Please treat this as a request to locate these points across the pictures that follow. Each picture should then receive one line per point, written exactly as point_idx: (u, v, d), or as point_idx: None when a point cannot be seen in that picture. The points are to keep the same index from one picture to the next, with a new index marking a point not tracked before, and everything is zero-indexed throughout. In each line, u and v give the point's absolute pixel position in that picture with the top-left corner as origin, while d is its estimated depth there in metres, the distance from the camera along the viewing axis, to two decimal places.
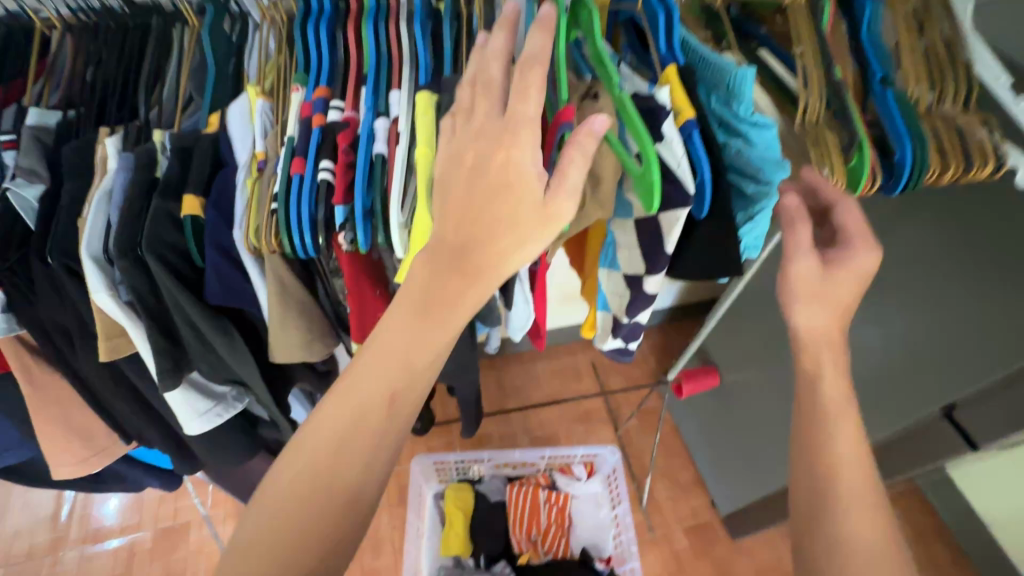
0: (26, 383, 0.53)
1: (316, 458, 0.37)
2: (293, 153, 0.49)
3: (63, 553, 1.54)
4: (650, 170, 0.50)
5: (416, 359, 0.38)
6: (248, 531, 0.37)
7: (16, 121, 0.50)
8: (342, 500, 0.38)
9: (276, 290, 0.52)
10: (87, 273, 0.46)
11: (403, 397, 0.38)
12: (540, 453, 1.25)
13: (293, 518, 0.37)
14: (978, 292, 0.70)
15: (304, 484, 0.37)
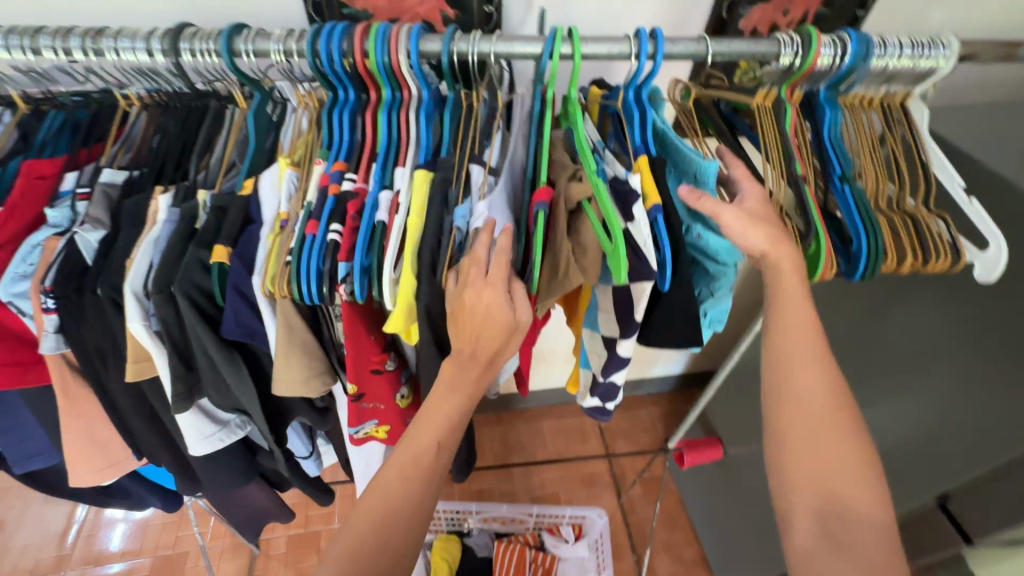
0: (62, 396, 0.61)
1: (390, 487, 0.53)
2: (309, 216, 0.58)
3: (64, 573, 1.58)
4: (616, 243, 0.56)
5: (450, 415, 0.56)
6: (341, 544, 0.52)
7: (91, 177, 0.61)
8: (411, 517, 0.53)
9: (284, 329, 0.60)
10: (127, 305, 0.55)
11: (445, 442, 0.55)
12: (527, 510, 1.29)
13: (388, 537, 0.52)
14: (957, 380, 0.72)
15: (383, 509, 0.52)
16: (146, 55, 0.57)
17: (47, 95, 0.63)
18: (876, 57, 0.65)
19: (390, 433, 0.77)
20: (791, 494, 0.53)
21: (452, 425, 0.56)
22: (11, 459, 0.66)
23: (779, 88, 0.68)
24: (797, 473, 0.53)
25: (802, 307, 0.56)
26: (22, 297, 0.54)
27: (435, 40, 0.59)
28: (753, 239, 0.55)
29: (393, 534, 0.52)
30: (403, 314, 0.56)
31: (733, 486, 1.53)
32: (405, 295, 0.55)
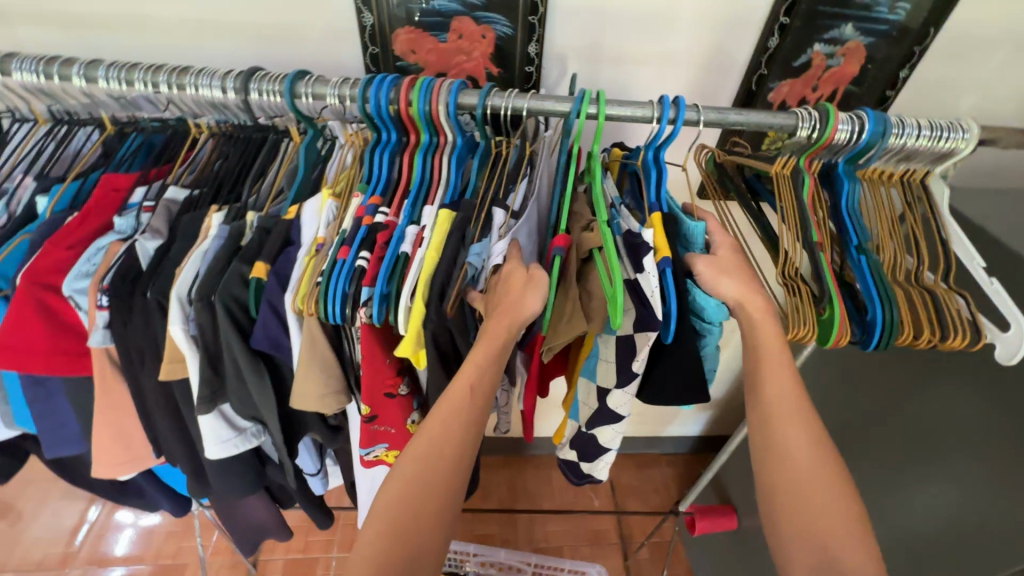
0: (99, 389, 0.66)
1: (430, 444, 0.52)
2: (342, 242, 0.63)
3: (68, 570, 1.61)
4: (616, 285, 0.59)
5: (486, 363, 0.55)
6: (386, 501, 0.50)
7: (156, 193, 0.68)
8: (449, 470, 0.52)
9: (306, 344, 0.63)
10: (171, 308, 0.60)
11: (479, 386, 0.55)
12: (526, 559, 1.25)
13: (429, 487, 0.51)
14: (984, 463, 0.69)
15: (422, 461, 0.51)
16: (219, 92, 0.64)
17: (131, 119, 0.72)
18: (893, 135, 0.67)
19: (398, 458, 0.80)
20: (802, 564, 0.51)
21: (485, 371, 0.55)
22: (44, 443, 0.71)
23: (797, 159, 0.71)
24: (809, 541, 0.51)
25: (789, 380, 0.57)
26: (81, 294, 0.60)
27: (472, 94, 0.65)
28: (723, 287, 0.62)
29: (440, 481, 0.51)
30: (412, 339, 0.60)
31: (747, 560, 1.45)
32: (416, 323, 0.59)
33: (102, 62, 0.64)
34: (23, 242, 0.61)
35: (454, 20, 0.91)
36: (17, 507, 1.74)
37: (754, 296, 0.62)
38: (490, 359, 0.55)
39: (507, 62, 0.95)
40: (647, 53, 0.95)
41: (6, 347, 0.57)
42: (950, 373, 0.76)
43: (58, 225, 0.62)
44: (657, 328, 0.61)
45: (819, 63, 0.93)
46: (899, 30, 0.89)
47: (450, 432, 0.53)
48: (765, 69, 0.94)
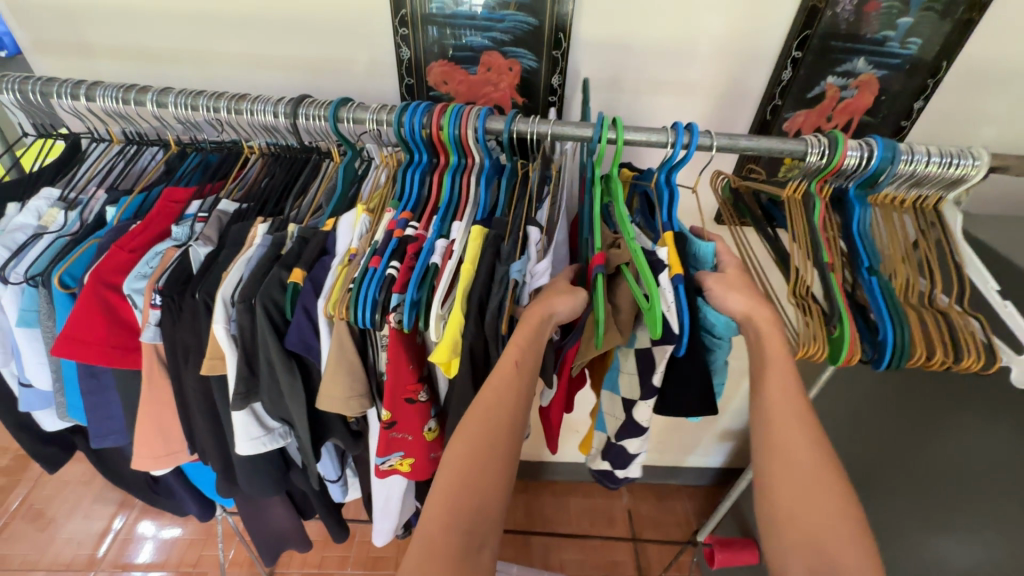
0: (146, 383, 0.72)
1: (485, 412, 0.59)
2: (374, 252, 0.68)
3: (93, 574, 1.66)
4: (655, 304, 0.60)
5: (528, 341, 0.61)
6: (452, 463, 0.57)
7: (209, 205, 0.75)
8: (507, 431, 0.59)
9: (336, 346, 0.68)
10: (216, 309, 0.66)
11: (523, 362, 0.60)
12: None
13: (491, 447, 0.58)
14: None
15: (482, 426, 0.58)
16: (272, 116, 0.72)
17: (192, 141, 0.80)
18: (902, 161, 0.69)
19: (413, 467, 0.83)
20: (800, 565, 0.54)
21: (529, 347, 0.61)
22: (92, 434, 0.77)
23: (809, 183, 0.73)
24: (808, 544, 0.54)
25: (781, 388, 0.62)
26: (138, 293, 0.66)
27: (498, 120, 0.70)
28: (732, 302, 0.65)
29: (500, 441, 0.58)
30: (448, 345, 0.64)
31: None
32: (453, 332, 0.63)
33: (172, 90, 0.72)
34: (92, 246, 0.68)
35: (483, 54, 0.98)
36: (49, 513, 1.81)
37: (759, 308, 0.65)
38: (530, 337, 0.61)
39: (532, 92, 1.02)
40: (664, 85, 1.01)
41: (73, 339, 0.64)
42: None
43: (123, 231, 0.69)
44: (677, 343, 0.65)
45: (832, 95, 0.97)
46: (912, 64, 0.92)
47: (502, 398, 0.59)
48: (779, 100, 0.98)
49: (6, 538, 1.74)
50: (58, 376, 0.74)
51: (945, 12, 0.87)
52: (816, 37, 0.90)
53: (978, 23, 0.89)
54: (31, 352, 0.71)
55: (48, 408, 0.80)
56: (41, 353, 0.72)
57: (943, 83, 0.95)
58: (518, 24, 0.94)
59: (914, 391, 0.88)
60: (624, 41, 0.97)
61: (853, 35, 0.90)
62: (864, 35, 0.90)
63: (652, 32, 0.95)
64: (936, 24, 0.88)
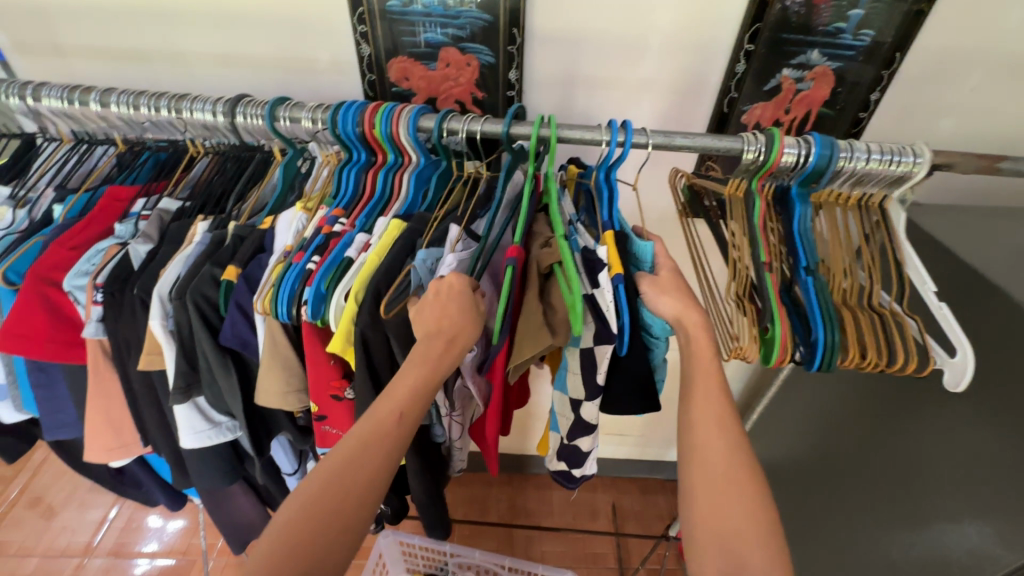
0: (93, 377, 0.74)
1: (347, 453, 0.54)
2: (299, 248, 0.68)
3: (89, 560, 1.72)
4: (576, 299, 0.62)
5: (413, 390, 0.58)
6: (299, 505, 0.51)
7: (152, 203, 0.76)
8: (370, 482, 0.54)
9: (269, 343, 0.69)
10: (153, 305, 0.67)
11: (407, 412, 0.57)
12: (501, 562, 1.27)
13: (347, 494, 0.53)
14: None
15: (341, 469, 0.53)
16: (211, 115, 0.72)
17: (139, 140, 0.82)
18: (842, 159, 0.68)
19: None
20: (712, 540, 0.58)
21: (415, 399, 0.58)
22: (45, 426, 0.79)
23: (748, 181, 0.72)
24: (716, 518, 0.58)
25: (704, 384, 0.66)
26: (79, 290, 0.68)
27: (430, 118, 0.70)
28: (664, 305, 0.67)
29: (355, 487, 0.53)
30: (343, 335, 0.64)
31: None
32: (348, 320, 0.63)
33: (115, 90, 0.74)
34: (37, 243, 0.70)
35: (441, 50, 0.98)
36: (47, 501, 1.86)
37: (691, 311, 0.67)
38: (415, 385, 0.58)
39: (492, 88, 1.01)
40: (623, 80, 1.00)
41: (14, 335, 0.66)
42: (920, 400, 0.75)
43: (68, 228, 0.72)
44: (613, 342, 0.67)
45: (788, 87, 0.95)
46: (866, 55, 0.90)
47: (372, 444, 0.55)
48: (735, 93, 0.96)
49: (7, 525, 1.80)
50: (10, 370, 0.77)
51: (896, 1, 0.85)
52: (766, 30, 0.89)
53: (929, 16, 0.87)
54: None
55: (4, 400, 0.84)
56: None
57: (899, 76, 0.94)
58: (473, 20, 0.93)
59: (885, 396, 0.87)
60: (580, 37, 0.96)
61: (804, 27, 0.89)
62: (817, 27, 0.88)
63: (608, 27, 0.94)
64: (887, 14, 0.86)
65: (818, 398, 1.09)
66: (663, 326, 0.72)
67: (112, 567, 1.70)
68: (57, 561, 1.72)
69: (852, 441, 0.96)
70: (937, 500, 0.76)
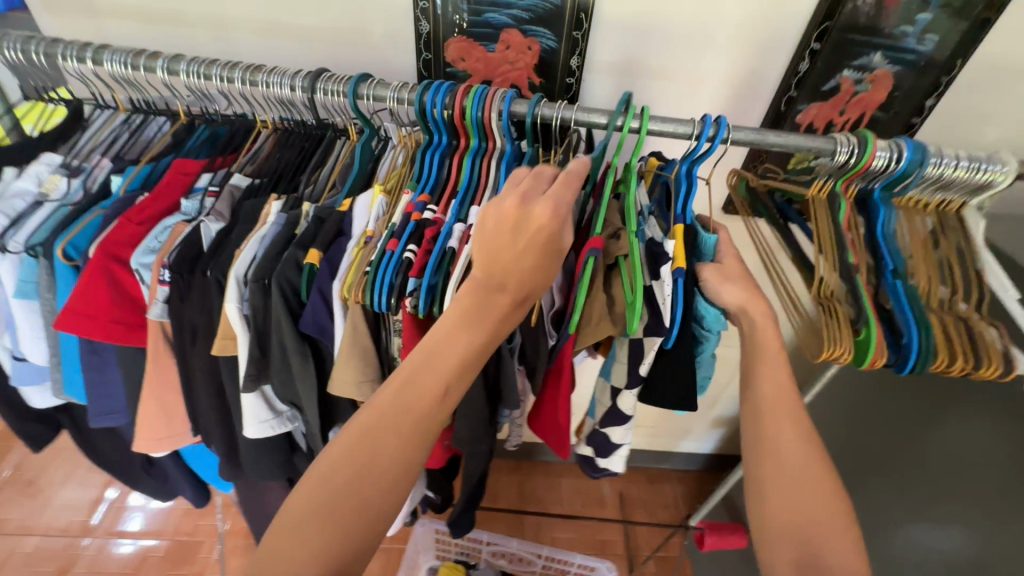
0: (153, 361, 0.71)
1: (378, 422, 0.47)
2: (391, 235, 0.65)
3: (87, 541, 1.67)
4: (634, 294, 0.63)
5: (455, 355, 0.50)
6: (322, 478, 0.46)
7: (222, 178, 0.73)
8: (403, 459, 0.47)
9: (350, 330, 0.65)
10: (229, 287, 0.64)
11: (451, 387, 0.50)
12: (538, 551, 1.41)
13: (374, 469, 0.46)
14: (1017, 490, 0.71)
15: (365, 438, 0.47)
16: (288, 89, 0.69)
17: (202, 112, 0.78)
18: (931, 164, 0.68)
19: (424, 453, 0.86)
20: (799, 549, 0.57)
21: (459, 369, 0.50)
22: (91, 412, 0.76)
23: (834, 182, 0.73)
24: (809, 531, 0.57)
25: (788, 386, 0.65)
26: (146, 268, 0.65)
27: (522, 103, 0.68)
28: (727, 295, 0.67)
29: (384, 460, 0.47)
30: None
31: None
32: None
33: (184, 57, 0.69)
34: (98, 217, 0.67)
35: (503, 31, 0.94)
36: (39, 483, 1.80)
37: (755, 300, 0.66)
38: (459, 349, 0.50)
39: (551, 74, 0.98)
40: (684, 71, 0.98)
41: (79, 314, 0.63)
42: (985, 405, 0.78)
43: (131, 202, 0.68)
44: (660, 335, 0.66)
45: (847, 89, 0.95)
46: (926, 61, 0.90)
47: (404, 414, 0.48)
48: (794, 92, 0.96)
49: None
50: (53, 351, 0.74)
51: (960, 13, 0.85)
52: (835, 30, 0.88)
53: (994, 24, 0.88)
54: (27, 325, 0.71)
55: (42, 382, 0.81)
56: (39, 328, 0.72)
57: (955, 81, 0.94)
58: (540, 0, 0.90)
59: (935, 395, 0.89)
60: (645, 26, 0.94)
61: (871, 29, 0.88)
62: (883, 29, 0.87)
63: (677, 15, 0.92)
64: (949, 25, 0.86)
65: (857, 397, 1.12)
66: (719, 322, 0.71)
67: (113, 549, 1.66)
68: (55, 542, 1.67)
69: (891, 443, 0.99)
70: (973, 499, 0.78)
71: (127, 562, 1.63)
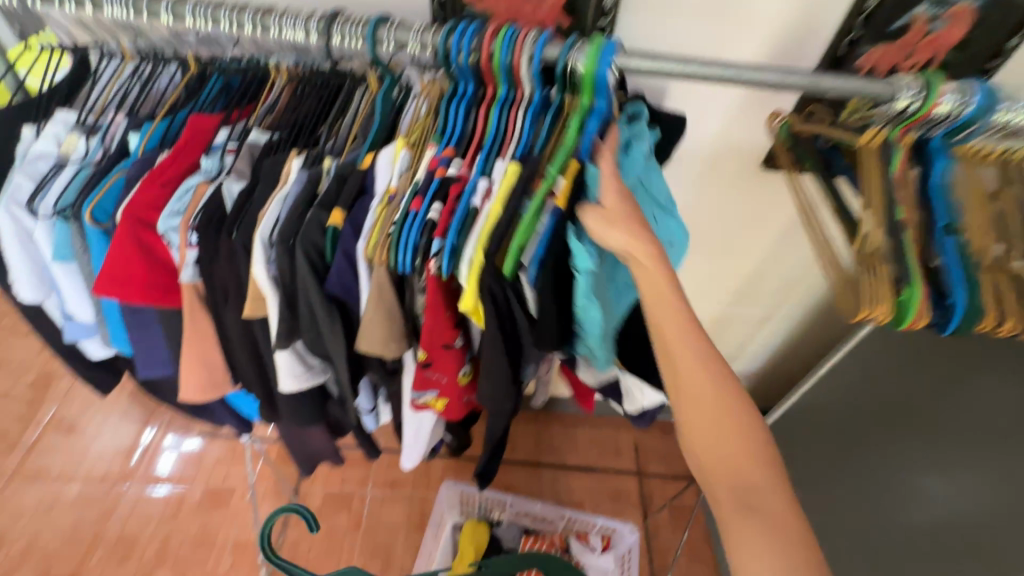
0: (189, 320, 0.71)
1: None
2: (415, 193, 0.63)
3: (128, 485, 1.78)
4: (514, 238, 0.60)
5: None
6: None
7: (241, 134, 0.70)
8: None
9: (376, 293, 0.64)
10: (256, 249, 0.63)
11: None
12: (561, 513, 1.48)
13: None
14: None
15: None
16: (303, 35, 0.65)
17: (211, 59, 0.74)
18: (1000, 111, 0.64)
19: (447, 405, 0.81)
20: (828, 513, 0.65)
21: None
22: (140, 364, 0.79)
23: (890, 129, 0.68)
24: None
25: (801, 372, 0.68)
26: (173, 230, 0.65)
27: (555, 47, 0.61)
28: (609, 238, 0.59)
29: None
30: (473, 293, 0.61)
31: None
32: (478, 277, 0.60)
33: None
34: (120, 178, 0.66)
35: None
36: (79, 427, 1.88)
37: (638, 245, 0.59)
38: None
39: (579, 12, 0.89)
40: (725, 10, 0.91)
41: (118, 279, 0.64)
42: None
43: (149, 163, 0.67)
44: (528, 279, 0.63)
45: (919, 29, 0.82)
46: None
47: None
48: (857, 33, 0.88)
49: (40, 450, 1.83)
50: (99, 309, 0.76)
51: None
52: None
53: None
54: (70, 289, 0.72)
55: (92, 338, 0.83)
56: (86, 287, 0.73)
57: None
58: None
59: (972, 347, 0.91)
60: None
61: None
62: None
63: None
64: None
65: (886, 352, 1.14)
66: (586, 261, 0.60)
67: (149, 495, 1.76)
68: (98, 485, 1.77)
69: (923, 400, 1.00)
70: None
71: (166, 504, 1.74)
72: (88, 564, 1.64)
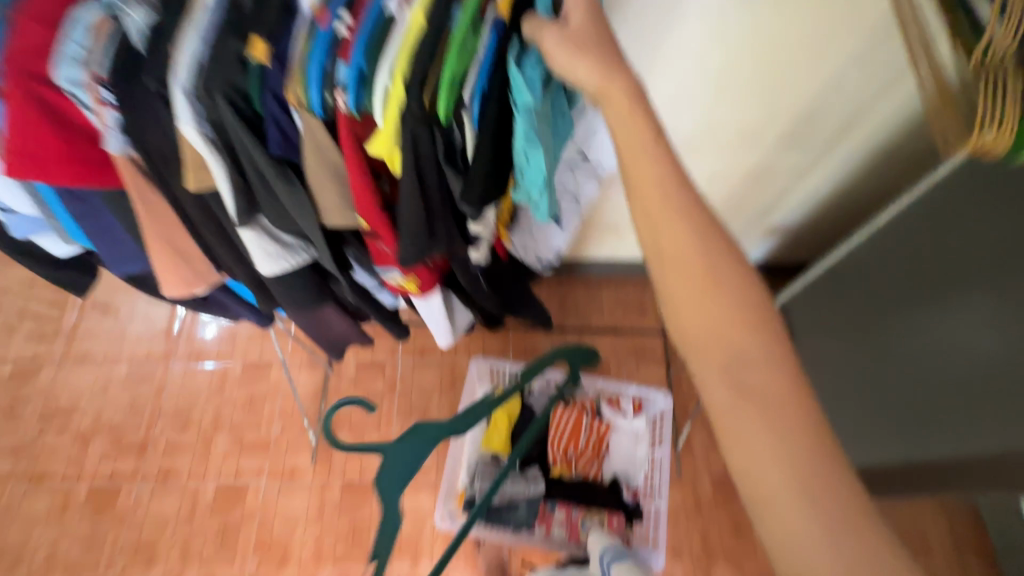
0: (141, 198, 0.87)
1: None
2: (349, 5, 0.76)
3: (174, 359, 2.18)
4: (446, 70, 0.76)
5: None
6: None
7: None
8: None
9: (308, 135, 0.81)
10: (179, 101, 0.72)
11: None
12: None
13: None
14: None
15: None
16: None
17: None
18: None
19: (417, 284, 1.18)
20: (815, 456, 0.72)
21: None
22: (107, 259, 0.98)
23: None
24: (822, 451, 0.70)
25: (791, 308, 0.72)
26: (77, 85, 0.72)
27: None
28: (580, 71, 0.74)
29: None
30: (389, 129, 0.78)
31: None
32: (394, 107, 0.76)
33: None
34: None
35: None
36: (113, 306, 2.27)
37: (609, 83, 0.75)
38: None
39: None
40: None
41: (24, 155, 0.76)
42: None
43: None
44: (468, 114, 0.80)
45: None
46: None
47: None
48: None
49: (86, 326, 2.24)
50: (39, 205, 0.88)
51: None
52: None
53: None
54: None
55: (44, 233, 0.97)
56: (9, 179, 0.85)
57: None
58: None
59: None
60: None
61: None
62: None
63: None
64: None
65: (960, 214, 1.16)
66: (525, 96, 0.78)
67: (194, 366, 2.16)
68: (147, 360, 2.18)
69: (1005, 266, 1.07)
70: None
71: (214, 377, 2.14)
72: (225, 413, 2.09)
